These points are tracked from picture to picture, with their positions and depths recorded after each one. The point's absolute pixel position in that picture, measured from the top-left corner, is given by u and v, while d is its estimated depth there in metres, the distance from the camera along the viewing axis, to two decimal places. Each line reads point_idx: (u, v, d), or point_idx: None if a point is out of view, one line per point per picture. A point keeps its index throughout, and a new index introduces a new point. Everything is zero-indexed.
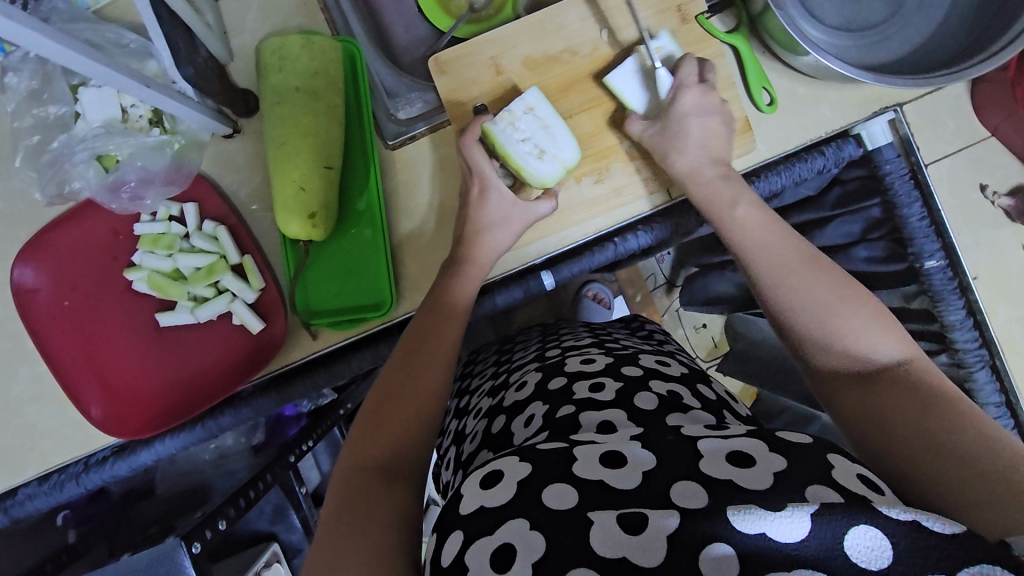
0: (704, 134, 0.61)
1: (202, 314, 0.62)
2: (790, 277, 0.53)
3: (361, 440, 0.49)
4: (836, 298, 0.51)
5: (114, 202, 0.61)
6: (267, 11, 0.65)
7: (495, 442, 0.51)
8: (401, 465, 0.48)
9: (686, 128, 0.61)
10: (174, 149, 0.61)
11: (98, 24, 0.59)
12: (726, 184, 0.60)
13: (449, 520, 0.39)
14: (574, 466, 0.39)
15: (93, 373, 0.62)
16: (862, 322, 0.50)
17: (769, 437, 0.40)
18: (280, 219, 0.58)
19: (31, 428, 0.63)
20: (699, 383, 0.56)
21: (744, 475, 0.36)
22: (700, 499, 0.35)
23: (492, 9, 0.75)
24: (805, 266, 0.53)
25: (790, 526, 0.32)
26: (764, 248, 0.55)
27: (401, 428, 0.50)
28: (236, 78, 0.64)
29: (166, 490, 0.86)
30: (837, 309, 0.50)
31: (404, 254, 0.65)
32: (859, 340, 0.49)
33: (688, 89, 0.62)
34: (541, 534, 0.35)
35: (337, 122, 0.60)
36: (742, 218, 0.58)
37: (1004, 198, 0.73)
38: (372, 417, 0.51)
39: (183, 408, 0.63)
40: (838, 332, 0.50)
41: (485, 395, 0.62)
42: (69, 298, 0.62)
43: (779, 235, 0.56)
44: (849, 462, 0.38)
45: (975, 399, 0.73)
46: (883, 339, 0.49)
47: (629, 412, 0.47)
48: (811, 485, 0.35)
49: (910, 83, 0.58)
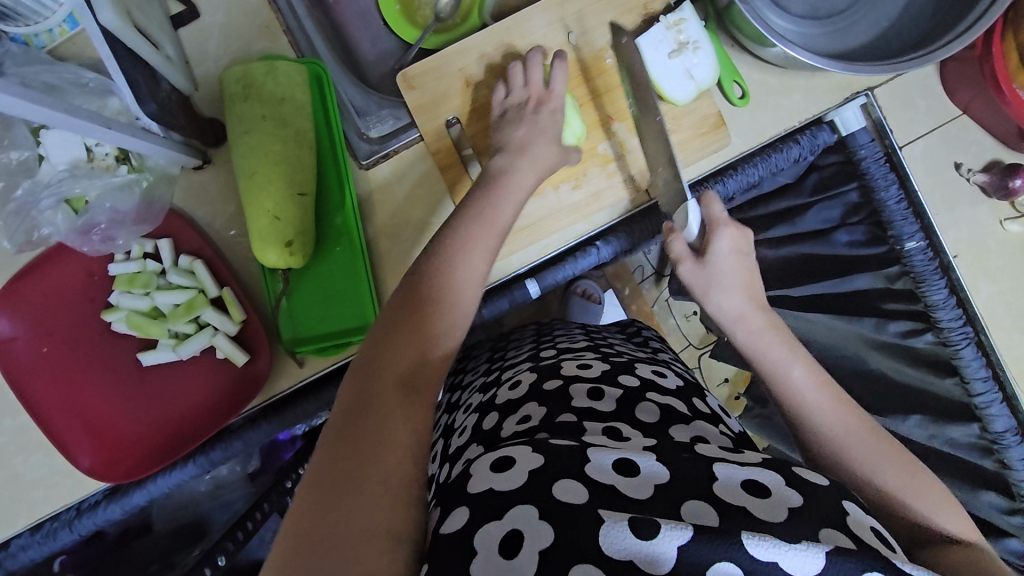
0: (750, 274, 0.58)
1: (184, 351, 0.61)
2: (851, 447, 0.49)
3: (385, 344, 0.46)
4: (901, 472, 0.48)
5: (85, 245, 0.59)
6: (228, 37, 0.63)
7: (486, 437, 0.50)
8: (420, 380, 0.46)
9: (728, 272, 0.57)
10: (143, 187, 0.60)
11: (54, 65, 0.58)
12: (780, 339, 0.55)
13: (455, 496, 0.39)
14: (586, 466, 0.38)
15: (78, 420, 0.61)
16: (930, 500, 0.47)
17: (785, 468, 0.41)
18: (257, 249, 0.57)
19: (18, 479, 0.62)
20: (694, 397, 0.55)
21: (759, 505, 0.37)
22: (711, 518, 0.36)
23: (458, 18, 0.74)
24: (864, 437, 0.49)
25: (803, 559, 0.33)
26: (822, 416, 0.51)
27: (425, 347, 0.47)
28: (202, 107, 0.63)
29: (163, 526, 0.85)
30: (900, 484, 0.47)
31: (386, 273, 0.65)
32: (929, 515, 0.46)
33: (726, 227, 0.57)
34: (549, 525, 0.35)
35: (307, 146, 0.60)
36: (801, 378, 0.52)
37: (979, 174, 0.73)
38: (397, 327, 0.47)
39: (174, 447, 0.62)
40: (907, 505, 0.47)
41: (477, 391, 0.62)
42: (48, 344, 0.61)
43: (841, 401, 0.51)
44: (861, 512, 0.39)
45: (962, 375, 0.73)
46: (943, 509, 0.47)
47: (629, 423, 0.48)
48: (825, 526, 0.36)
49: (878, 70, 0.58)
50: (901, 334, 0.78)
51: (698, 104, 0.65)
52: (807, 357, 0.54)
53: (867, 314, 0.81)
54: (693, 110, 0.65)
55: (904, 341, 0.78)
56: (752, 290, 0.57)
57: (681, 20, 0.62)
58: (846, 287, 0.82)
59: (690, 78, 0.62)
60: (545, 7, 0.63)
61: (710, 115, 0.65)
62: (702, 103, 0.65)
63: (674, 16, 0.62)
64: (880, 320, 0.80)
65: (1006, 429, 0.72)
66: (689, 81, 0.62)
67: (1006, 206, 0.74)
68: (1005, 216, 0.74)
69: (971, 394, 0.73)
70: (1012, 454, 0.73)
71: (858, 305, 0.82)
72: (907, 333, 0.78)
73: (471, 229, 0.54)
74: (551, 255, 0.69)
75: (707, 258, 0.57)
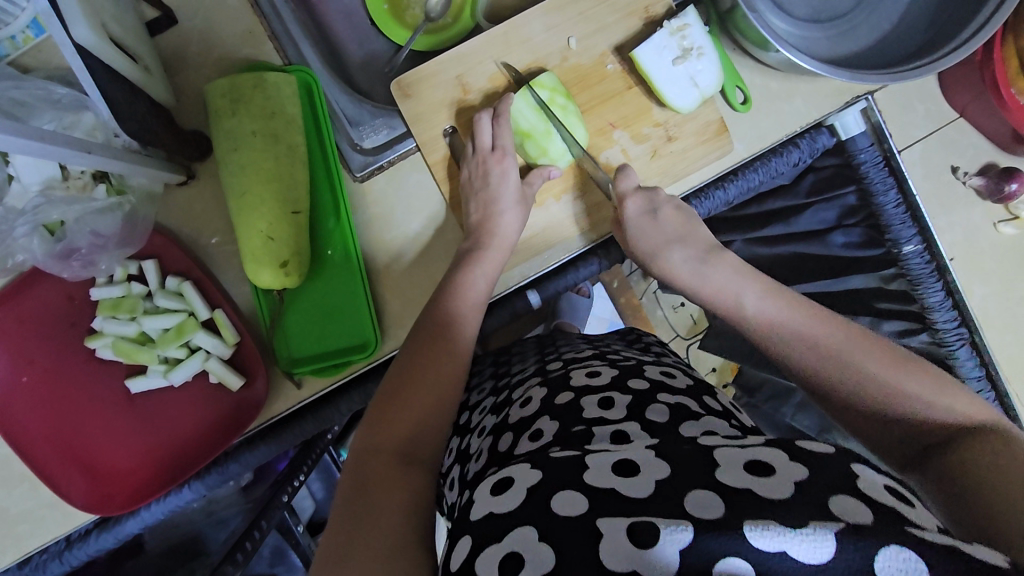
0: (671, 228, 0.61)
1: (176, 376, 0.58)
2: (841, 369, 0.48)
3: (383, 422, 0.50)
4: (891, 365, 0.47)
5: (65, 270, 0.56)
6: (209, 44, 0.60)
7: (502, 458, 0.48)
8: (422, 450, 0.48)
9: (645, 233, 0.61)
10: (126, 210, 0.55)
11: (22, 79, 0.54)
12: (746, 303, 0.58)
13: (461, 525, 0.38)
14: (585, 473, 0.38)
15: (67, 450, 0.58)
16: (928, 386, 0.45)
17: (789, 445, 0.38)
18: (250, 271, 0.55)
19: (4, 514, 0.59)
20: (704, 395, 0.55)
21: (763, 484, 0.35)
22: (715, 509, 0.33)
23: (450, 18, 0.72)
24: (839, 341, 0.50)
25: (814, 547, 0.31)
26: (788, 330, 0.52)
27: (418, 423, 0.50)
28: (184, 119, 0.59)
29: (155, 545, 0.83)
30: (886, 375, 0.46)
31: (384, 288, 0.62)
32: (933, 403, 0.44)
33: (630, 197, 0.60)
34: (548, 546, 0.33)
35: (302, 162, 0.57)
36: (751, 302, 0.56)
37: (975, 177, 0.74)
38: (393, 399, 0.51)
39: (170, 475, 0.60)
40: (902, 394, 0.45)
41: (488, 412, 0.60)
42: (27, 373, 0.57)
43: (808, 313, 0.53)
44: (872, 472, 0.36)
45: (956, 374, 0.76)
46: (943, 393, 0.45)
47: (643, 425, 0.46)
48: (836, 496, 0.34)
49: (883, 78, 0.57)
50: (896, 334, 0.79)
51: (701, 110, 0.64)
52: (763, 285, 0.57)
53: (862, 313, 0.81)
54: (697, 117, 0.64)
55: (898, 341, 0.79)
56: (687, 240, 0.61)
57: (686, 24, 0.60)
58: (843, 287, 0.82)
59: (694, 86, 0.61)
60: (545, 11, 0.61)
61: (712, 124, 0.64)
62: (704, 110, 0.64)
63: (679, 20, 0.60)
64: (875, 319, 0.80)
65: None
66: (692, 89, 0.61)
67: (1000, 208, 0.75)
68: (999, 218, 0.75)
69: None
70: None
71: (853, 304, 0.82)
72: (902, 333, 0.78)
73: (450, 297, 0.58)
74: (551, 268, 0.68)
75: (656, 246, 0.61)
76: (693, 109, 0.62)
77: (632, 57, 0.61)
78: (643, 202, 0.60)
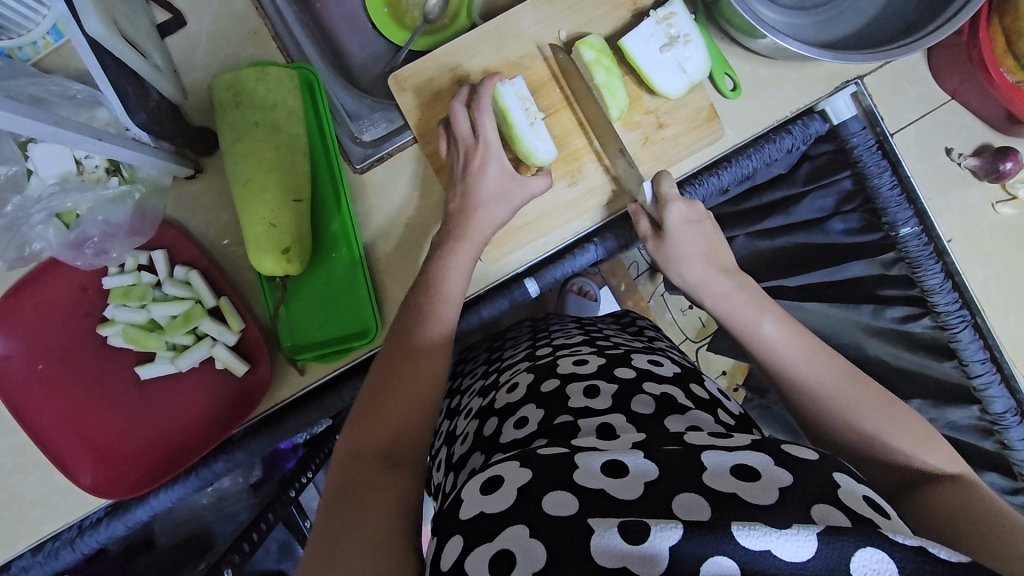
0: (707, 240, 0.63)
1: (184, 363, 0.60)
2: (856, 413, 0.49)
3: (362, 417, 0.50)
4: (881, 412, 0.49)
5: (78, 258, 0.59)
6: (216, 44, 0.63)
7: (488, 444, 0.49)
8: (401, 446, 0.48)
9: (684, 239, 0.62)
10: (135, 199, 0.59)
11: (39, 78, 0.57)
12: (741, 292, 0.60)
13: (449, 523, 0.38)
14: (574, 473, 0.37)
15: (77, 438, 0.60)
16: (912, 437, 0.48)
17: (772, 448, 0.39)
18: (253, 257, 0.57)
19: (18, 500, 0.61)
20: (692, 382, 0.55)
21: (749, 489, 0.35)
22: (702, 511, 0.34)
23: (447, 18, 0.75)
24: (836, 377, 0.51)
25: (796, 544, 0.31)
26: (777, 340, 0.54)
27: (405, 413, 0.50)
28: (193, 115, 0.62)
29: (167, 540, 0.85)
30: (870, 412, 0.49)
31: (383, 276, 0.64)
32: (916, 453, 0.47)
33: (674, 202, 0.62)
34: (541, 542, 0.34)
35: (303, 153, 0.59)
36: (768, 329, 0.55)
37: (970, 158, 0.74)
38: (373, 393, 0.52)
39: (173, 464, 0.62)
40: (889, 440, 0.48)
41: (476, 395, 0.60)
42: (42, 361, 0.60)
43: (809, 340, 0.54)
44: (854, 482, 0.37)
45: (960, 358, 0.74)
46: (920, 443, 0.47)
47: (628, 417, 0.47)
48: (816, 504, 0.34)
49: (868, 58, 0.57)
50: (899, 320, 0.78)
51: (691, 98, 0.65)
52: (778, 311, 0.57)
53: (865, 301, 0.81)
54: (687, 104, 0.65)
55: (902, 326, 0.79)
56: (711, 255, 0.62)
57: (673, 14, 0.62)
58: (843, 275, 0.82)
59: (678, 69, 0.62)
60: (535, 5, 0.63)
61: (702, 112, 0.65)
62: (693, 98, 0.65)
63: (666, 9, 0.62)
64: (878, 307, 0.80)
65: (1006, 410, 0.73)
66: (680, 75, 0.62)
67: (997, 188, 0.75)
68: (997, 199, 0.75)
69: (969, 376, 0.74)
70: (1013, 434, 0.74)
71: (854, 291, 0.82)
72: (905, 318, 0.78)
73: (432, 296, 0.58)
74: (548, 253, 0.69)
75: (665, 233, 0.63)
76: (681, 95, 0.63)
77: (620, 45, 0.62)
78: (691, 210, 0.62)
